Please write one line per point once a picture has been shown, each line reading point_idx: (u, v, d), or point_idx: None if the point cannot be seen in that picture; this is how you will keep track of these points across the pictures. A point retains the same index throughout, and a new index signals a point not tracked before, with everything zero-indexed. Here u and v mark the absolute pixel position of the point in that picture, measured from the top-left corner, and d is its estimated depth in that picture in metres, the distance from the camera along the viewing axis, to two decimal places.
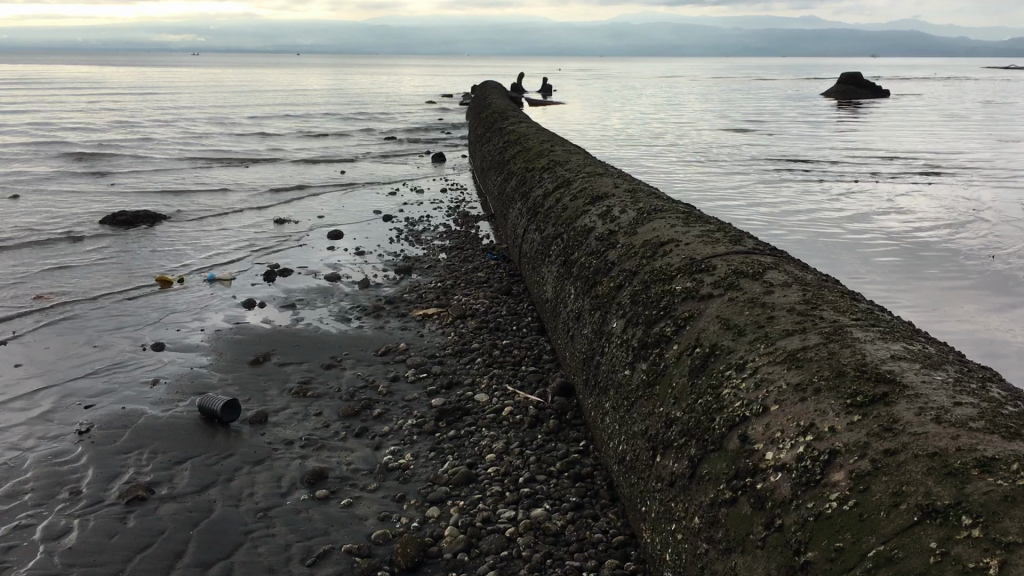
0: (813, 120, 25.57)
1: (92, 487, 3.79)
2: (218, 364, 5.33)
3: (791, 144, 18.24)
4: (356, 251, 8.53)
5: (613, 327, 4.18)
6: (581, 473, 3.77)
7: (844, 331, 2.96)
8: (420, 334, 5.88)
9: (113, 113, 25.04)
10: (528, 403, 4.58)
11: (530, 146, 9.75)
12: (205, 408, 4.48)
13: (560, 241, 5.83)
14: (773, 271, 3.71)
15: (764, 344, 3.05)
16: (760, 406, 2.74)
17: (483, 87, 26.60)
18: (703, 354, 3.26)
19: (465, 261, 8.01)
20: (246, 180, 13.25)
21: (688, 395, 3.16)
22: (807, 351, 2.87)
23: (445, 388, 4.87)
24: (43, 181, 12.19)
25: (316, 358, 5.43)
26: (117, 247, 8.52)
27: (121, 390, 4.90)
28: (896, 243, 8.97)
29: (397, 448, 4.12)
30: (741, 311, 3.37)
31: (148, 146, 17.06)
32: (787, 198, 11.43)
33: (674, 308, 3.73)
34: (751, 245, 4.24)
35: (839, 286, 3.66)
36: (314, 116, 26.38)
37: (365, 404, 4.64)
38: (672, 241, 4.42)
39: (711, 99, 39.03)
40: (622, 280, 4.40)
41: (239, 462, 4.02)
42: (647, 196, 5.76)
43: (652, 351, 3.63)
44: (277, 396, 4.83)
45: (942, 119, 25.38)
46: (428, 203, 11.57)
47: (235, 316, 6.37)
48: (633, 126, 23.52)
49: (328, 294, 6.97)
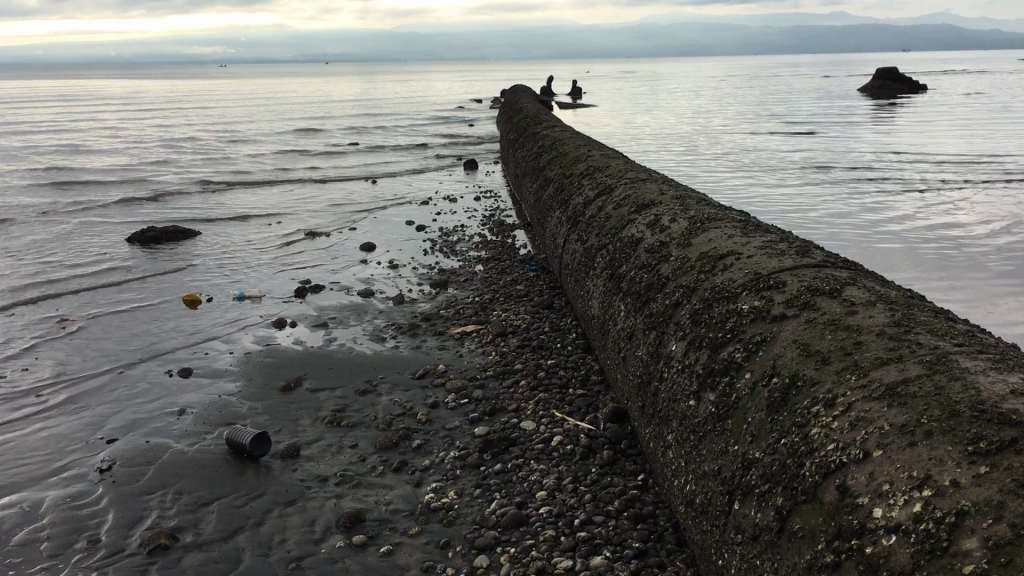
0: (853, 120, 25.06)
1: (113, 534, 3.50)
2: (247, 391, 5.03)
3: (833, 146, 17.75)
4: (390, 265, 8.25)
5: (671, 350, 3.83)
6: (642, 513, 3.42)
7: (949, 360, 2.59)
8: (458, 354, 5.56)
9: (142, 132, 25.05)
10: (579, 431, 4.24)
11: (565, 151, 9.44)
12: (234, 442, 4.19)
13: (605, 253, 5.49)
14: (852, 287, 3.34)
15: (855, 375, 2.69)
16: (860, 451, 2.40)
17: (513, 93, 26.29)
18: (783, 385, 2.91)
19: (503, 273, 7.70)
20: (275, 198, 13.06)
21: (768, 434, 2.82)
22: (908, 386, 2.50)
23: (488, 415, 4.53)
24: (70, 207, 12.06)
25: (350, 383, 5.12)
26: (145, 270, 8.31)
27: (146, 422, 4.63)
28: (954, 248, 8.54)
29: (439, 485, 3.79)
30: (823, 334, 3.01)
31: (176, 166, 16.96)
32: (832, 203, 11.02)
33: (742, 329, 3.38)
34: (821, 257, 3.87)
35: (928, 304, 3.28)
36: (341, 130, 26.19)
37: (403, 433, 4.32)
38: (733, 254, 4.06)
39: (743, 100, 38.46)
40: (678, 298, 4.05)
41: (270, 504, 3.71)
42: (697, 203, 5.39)
43: (721, 379, 3.28)
44: (310, 427, 4.51)
45: (986, 116, 24.79)
46: (463, 212, 11.30)
47: (265, 337, 6.08)
48: (667, 129, 23.10)
49: (362, 311, 6.68)
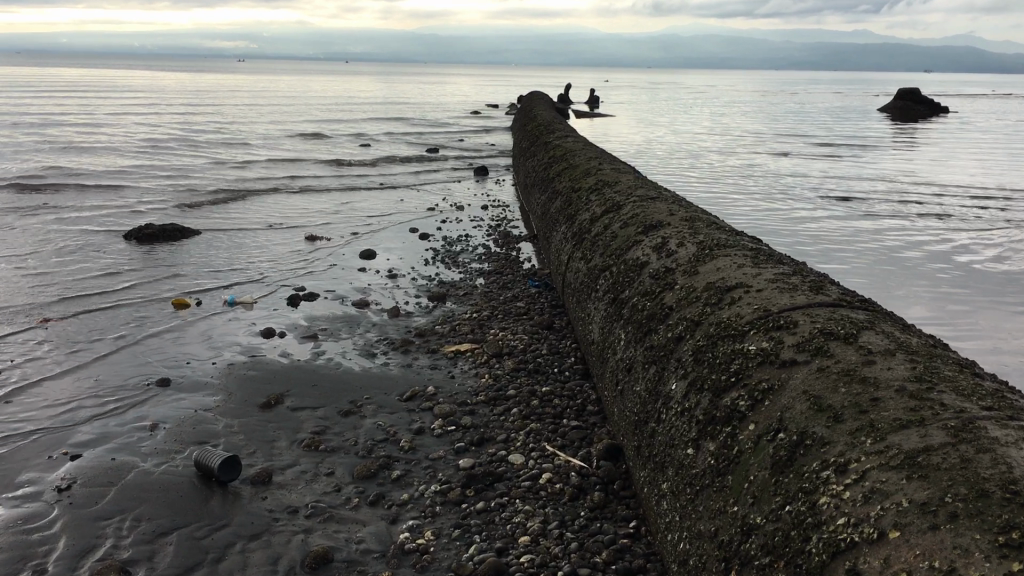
0: (873, 143, 24.73)
1: (61, 563, 3.26)
2: (224, 407, 4.79)
3: (852, 170, 17.43)
4: (389, 274, 8.01)
5: (670, 389, 3.56)
6: (630, 568, 3.15)
7: (977, 428, 2.31)
8: (450, 374, 5.30)
9: (150, 129, 24.83)
10: (569, 468, 3.98)
11: (575, 163, 9.19)
12: (202, 465, 3.94)
13: (608, 275, 5.23)
14: (869, 332, 3.08)
15: (870, 439, 2.43)
16: (874, 530, 2.14)
17: (529, 99, 26.06)
18: (790, 443, 2.65)
19: (504, 288, 7.45)
20: (279, 205, 12.85)
21: (770, 498, 2.56)
22: (931, 455, 2.23)
23: (476, 445, 4.27)
24: (68, 207, 11.84)
25: (333, 403, 4.86)
26: (137, 272, 8.10)
27: (113, 437, 4.38)
28: (975, 285, 8.24)
29: (416, 524, 3.53)
30: (836, 387, 2.74)
31: (182, 168, 16.78)
32: (846, 230, 10.77)
33: (747, 374, 3.11)
34: (836, 294, 3.60)
35: (952, 357, 3.00)
36: (352, 134, 26.03)
37: (382, 462, 4.06)
38: (742, 286, 3.80)
39: (762, 115, 38.22)
40: (681, 331, 3.79)
41: (233, 537, 3.47)
42: (707, 227, 5.12)
43: (721, 429, 3.01)
44: (286, 450, 4.26)
45: (1007, 145, 24.43)
46: (468, 222, 11.06)
47: (251, 348, 5.83)
48: (682, 143, 22.80)
49: (353, 324, 6.43)
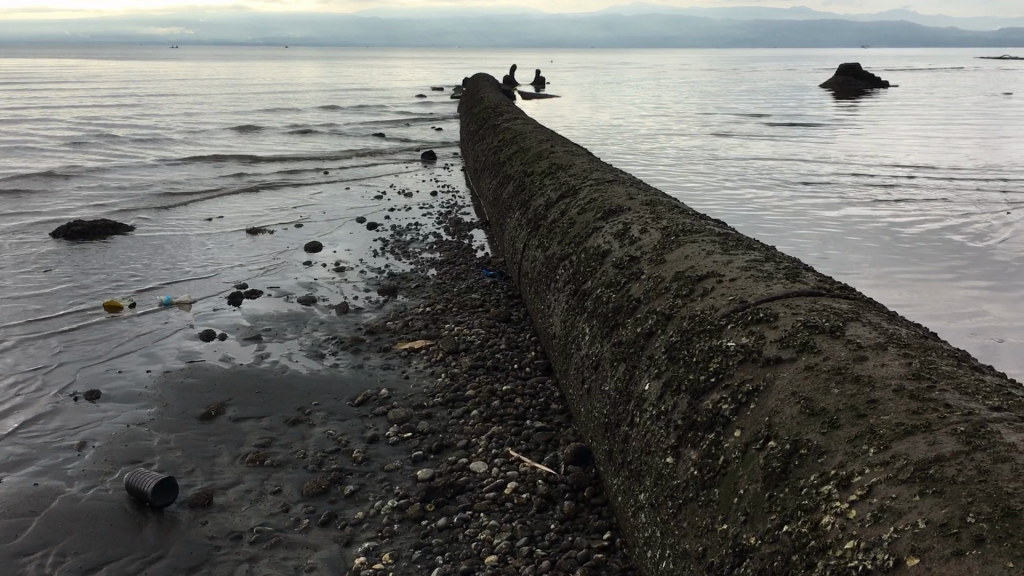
0: (820, 121, 24.81)
1: None
2: (160, 420, 4.44)
3: (803, 150, 17.37)
4: (336, 268, 7.67)
5: (643, 389, 3.31)
6: None
7: (990, 431, 2.06)
8: (404, 375, 5.00)
9: (81, 125, 23.89)
10: (536, 475, 3.71)
11: (526, 146, 8.89)
12: (135, 489, 3.60)
13: (567, 264, 4.96)
14: (857, 324, 2.84)
15: (873, 447, 2.19)
16: (889, 556, 1.90)
17: (475, 82, 25.66)
18: (782, 453, 2.41)
19: (458, 279, 7.16)
20: (219, 202, 12.36)
21: (765, 515, 2.33)
22: (945, 466, 1.99)
23: (434, 453, 3.99)
24: None
25: (279, 411, 4.54)
26: (68, 277, 7.66)
27: (35, 460, 4.02)
28: (935, 264, 8.16)
29: (372, 546, 3.24)
30: (829, 387, 2.50)
31: (116, 168, 16.15)
32: (801, 211, 10.65)
33: (728, 374, 2.87)
34: (815, 282, 3.37)
35: (947, 349, 2.77)
36: (294, 125, 25.44)
37: (334, 478, 3.76)
38: (714, 276, 3.55)
39: (708, 95, 38.21)
40: (652, 326, 3.53)
41: (169, 570, 3.15)
42: (670, 211, 4.87)
43: (704, 436, 2.77)
44: (228, 467, 3.94)
45: (949, 121, 24.67)
46: (417, 210, 10.72)
47: (189, 353, 5.47)
48: (631, 125, 22.58)
49: (301, 322, 6.10)
